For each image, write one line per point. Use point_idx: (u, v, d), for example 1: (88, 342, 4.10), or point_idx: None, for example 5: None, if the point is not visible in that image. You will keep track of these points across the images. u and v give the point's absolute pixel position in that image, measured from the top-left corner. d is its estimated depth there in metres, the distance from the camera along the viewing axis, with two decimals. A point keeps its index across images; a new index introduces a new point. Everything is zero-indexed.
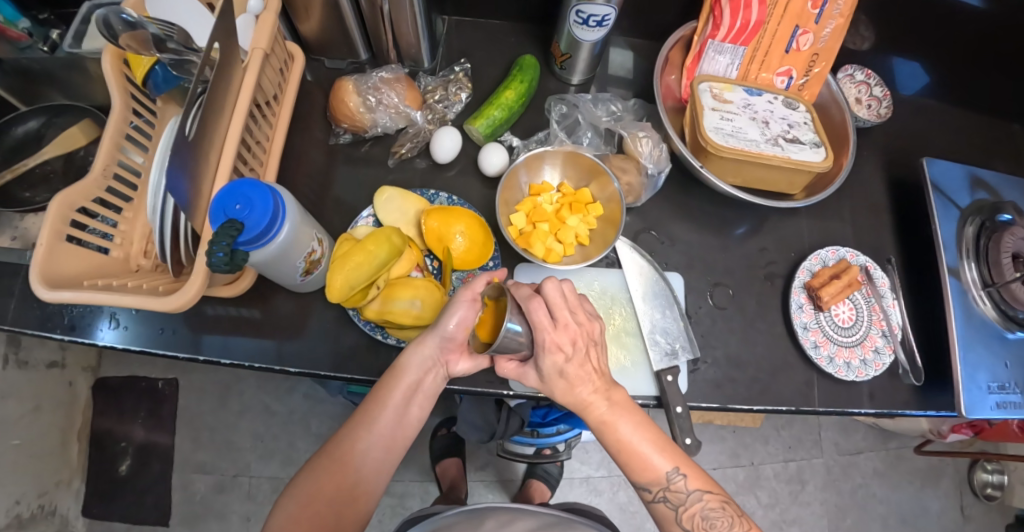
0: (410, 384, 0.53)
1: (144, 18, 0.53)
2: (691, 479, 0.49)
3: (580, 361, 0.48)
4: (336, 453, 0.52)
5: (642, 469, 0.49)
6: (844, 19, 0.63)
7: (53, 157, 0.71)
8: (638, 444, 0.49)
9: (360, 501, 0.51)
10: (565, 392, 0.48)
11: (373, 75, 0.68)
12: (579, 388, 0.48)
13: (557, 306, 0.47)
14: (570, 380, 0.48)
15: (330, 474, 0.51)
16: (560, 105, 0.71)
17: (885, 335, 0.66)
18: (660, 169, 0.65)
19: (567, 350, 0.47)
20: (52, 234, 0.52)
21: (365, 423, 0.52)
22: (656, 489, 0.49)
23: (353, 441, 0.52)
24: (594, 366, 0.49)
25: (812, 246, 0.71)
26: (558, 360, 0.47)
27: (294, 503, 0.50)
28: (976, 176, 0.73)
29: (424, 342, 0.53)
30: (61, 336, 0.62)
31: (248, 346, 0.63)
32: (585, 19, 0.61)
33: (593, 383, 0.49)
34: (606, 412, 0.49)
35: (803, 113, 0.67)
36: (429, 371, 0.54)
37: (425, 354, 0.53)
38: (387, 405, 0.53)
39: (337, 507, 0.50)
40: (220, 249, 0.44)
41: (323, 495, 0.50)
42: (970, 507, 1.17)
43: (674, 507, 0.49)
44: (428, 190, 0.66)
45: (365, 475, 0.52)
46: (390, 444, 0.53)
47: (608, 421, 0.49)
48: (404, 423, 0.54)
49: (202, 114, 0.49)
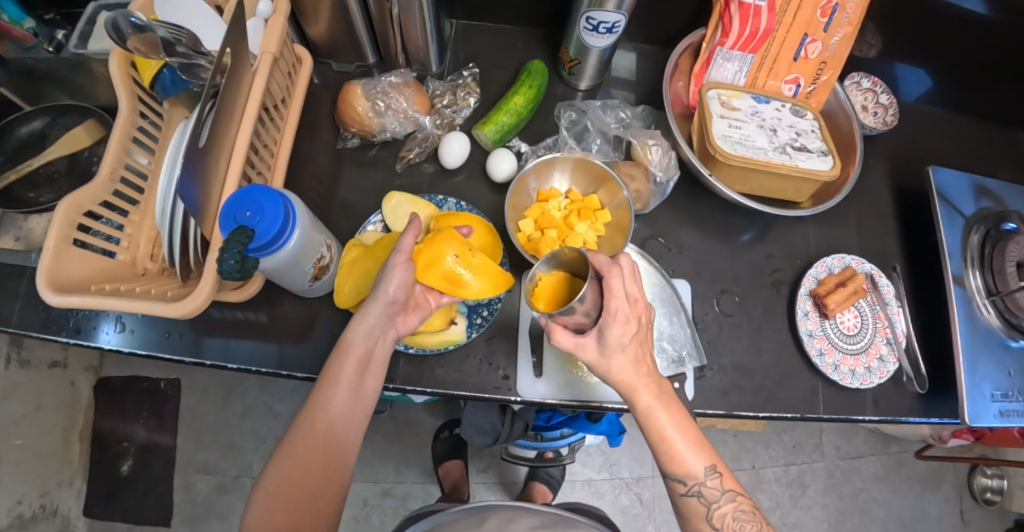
0: (361, 356, 0.50)
1: (153, 22, 0.53)
2: (725, 479, 0.48)
3: (637, 340, 0.48)
4: (297, 438, 0.49)
5: (679, 463, 0.48)
6: (852, 28, 0.63)
7: (58, 157, 0.71)
8: (677, 439, 0.48)
9: (336, 480, 0.49)
10: (621, 369, 0.48)
11: (381, 79, 0.68)
12: (633, 368, 0.48)
13: (630, 281, 0.49)
14: (628, 358, 0.48)
15: (295, 461, 0.48)
16: (569, 111, 0.71)
17: (890, 342, 0.67)
18: (668, 177, 0.66)
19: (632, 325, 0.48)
20: (59, 238, 0.52)
21: (322, 403, 0.49)
22: (690, 483, 0.49)
23: (314, 425, 0.49)
24: (644, 349, 0.49)
25: (818, 253, 0.71)
26: (627, 331, 0.47)
27: (267, 494, 0.47)
28: (982, 184, 0.74)
29: (368, 311, 0.50)
30: (66, 338, 0.62)
31: (254, 350, 0.63)
32: (595, 26, 0.61)
33: (644, 367, 0.49)
34: (653, 398, 0.48)
35: (811, 121, 0.67)
36: (379, 339, 0.52)
37: (371, 323, 0.51)
38: (341, 382, 0.50)
39: (313, 491, 0.48)
40: (231, 256, 0.45)
41: (296, 482, 0.47)
42: (970, 511, 1.18)
43: (705, 504, 0.49)
44: (436, 196, 0.66)
45: (335, 452, 0.50)
46: (353, 417, 0.50)
47: (653, 408, 0.48)
48: (363, 395, 0.51)
49: (213, 120, 0.48)
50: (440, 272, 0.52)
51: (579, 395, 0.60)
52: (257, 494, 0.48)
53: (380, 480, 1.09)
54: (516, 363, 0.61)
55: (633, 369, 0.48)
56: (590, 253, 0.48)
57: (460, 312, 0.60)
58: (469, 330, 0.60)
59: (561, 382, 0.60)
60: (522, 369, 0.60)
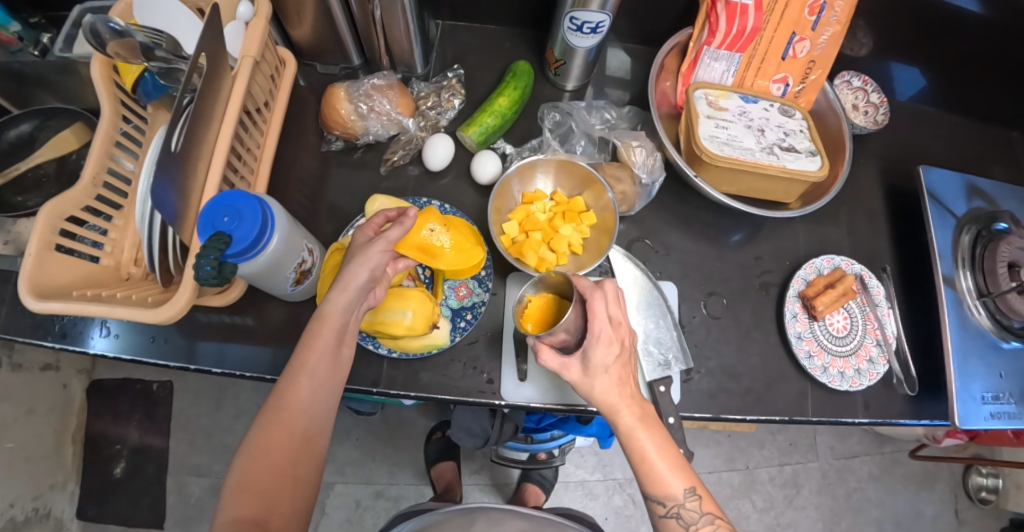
0: (340, 328, 0.49)
1: (131, 26, 0.54)
2: (704, 502, 0.48)
3: (620, 362, 0.50)
4: (278, 404, 0.47)
5: (659, 483, 0.48)
6: (841, 27, 0.63)
7: (46, 161, 0.69)
8: (659, 460, 0.48)
9: (314, 444, 0.48)
10: (605, 390, 0.48)
11: (365, 81, 0.67)
12: (615, 389, 0.49)
13: (613, 305, 0.51)
14: (611, 378, 0.49)
15: (277, 425, 0.46)
16: (553, 112, 0.71)
17: (880, 344, 0.66)
18: (654, 179, 0.65)
19: (614, 346, 0.50)
20: (41, 244, 0.51)
21: (302, 370, 0.48)
22: (670, 505, 0.48)
23: (294, 391, 0.47)
24: (626, 372, 0.51)
25: (808, 254, 0.71)
26: (609, 352, 0.49)
27: (247, 458, 0.46)
28: (974, 184, 0.73)
29: (347, 284, 0.49)
30: (52, 344, 0.62)
31: (239, 354, 0.63)
32: (579, 26, 0.60)
33: (627, 388, 0.50)
34: (635, 420, 0.49)
35: (799, 121, 0.66)
36: (355, 311, 0.51)
37: (350, 297, 0.49)
38: (321, 351, 0.48)
39: (294, 454, 0.47)
40: (208, 262, 0.44)
41: (278, 446, 0.46)
42: (964, 511, 1.18)
43: (683, 525, 0.48)
44: (420, 198, 0.66)
45: (315, 417, 0.48)
46: (331, 386, 0.49)
47: (634, 428, 0.48)
48: (340, 365, 0.50)
49: (188, 125, 0.48)
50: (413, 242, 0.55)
51: (562, 399, 0.60)
52: (237, 458, 0.46)
53: (372, 482, 1.09)
54: (501, 367, 0.60)
55: (617, 391, 0.49)
56: (574, 277, 0.52)
57: (444, 316, 0.60)
58: (453, 333, 0.60)
59: (544, 385, 0.60)
60: (506, 373, 0.60)
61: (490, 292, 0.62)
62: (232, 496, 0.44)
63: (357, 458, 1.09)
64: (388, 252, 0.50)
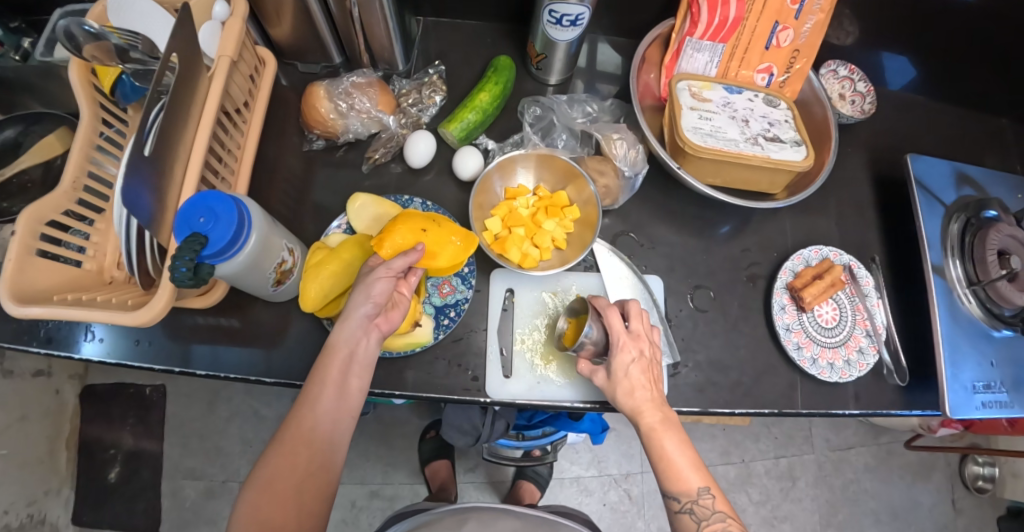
0: (343, 358, 0.49)
1: (106, 29, 0.54)
2: (718, 500, 0.48)
3: (643, 369, 0.53)
4: (284, 436, 0.48)
5: (676, 479, 0.49)
6: (824, 14, 0.62)
7: (31, 166, 0.67)
8: (677, 456, 0.49)
9: (319, 476, 0.48)
10: (626, 391, 0.52)
11: (345, 79, 0.67)
12: (639, 392, 0.52)
13: (635, 319, 0.55)
14: (633, 382, 0.52)
15: (283, 456, 0.47)
16: (534, 107, 0.70)
17: (870, 335, 0.66)
18: (637, 171, 0.65)
19: (633, 354, 0.53)
20: (21, 250, 0.51)
21: (308, 401, 0.48)
22: (684, 501, 0.48)
23: (300, 422, 0.48)
24: (653, 378, 0.53)
25: (796, 245, 0.70)
26: (626, 358, 0.52)
27: (253, 491, 0.46)
28: (963, 172, 0.72)
29: (350, 314, 0.49)
30: (38, 349, 0.61)
31: (221, 356, 0.62)
32: (558, 19, 0.59)
33: (649, 392, 0.52)
34: (657, 421, 0.51)
35: (784, 111, 0.65)
36: (361, 340, 0.50)
37: (352, 327, 0.49)
38: (325, 383, 0.49)
39: (299, 484, 0.46)
40: (183, 264, 0.44)
41: (283, 478, 0.46)
42: (961, 500, 1.17)
43: (697, 521, 0.48)
44: (402, 196, 0.65)
45: (321, 448, 0.48)
46: (338, 418, 0.49)
47: (657, 428, 0.50)
48: (347, 397, 0.49)
49: (161, 125, 0.47)
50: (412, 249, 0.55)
51: (550, 396, 0.60)
52: (245, 490, 0.46)
53: (367, 482, 1.09)
54: (485, 363, 0.60)
55: (639, 395, 0.52)
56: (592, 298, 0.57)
57: (427, 314, 0.59)
58: (436, 332, 0.59)
59: (531, 384, 0.61)
60: (491, 368, 0.60)
61: (473, 289, 0.62)
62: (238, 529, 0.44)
63: (351, 458, 1.09)
64: (390, 277, 0.50)
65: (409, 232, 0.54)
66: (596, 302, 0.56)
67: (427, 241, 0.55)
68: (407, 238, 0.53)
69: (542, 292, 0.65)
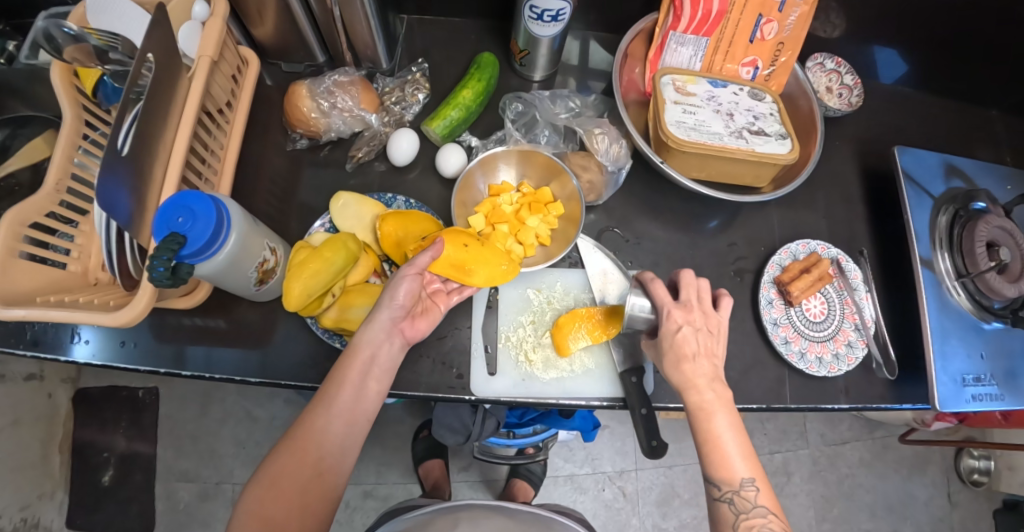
0: (364, 359, 0.50)
1: (85, 30, 0.53)
2: (762, 494, 0.47)
3: (694, 340, 0.52)
4: (296, 434, 0.47)
5: (722, 466, 0.48)
6: (809, 7, 0.61)
7: (19, 169, 0.65)
8: (726, 441, 0.49)
9: (326, 477, 0.47)
10: (681, 365, 0.51)
11: (327, 78, 0.66)
12: (688, 365, 0.51)
13: (685, 289, 0.54)
14: (682, 351, 0.51)
15: (293, 453, 0.46)
16: (517, 103, 0.70)
17: (858, 329, 0.65)
18: (620, 166, 0.65)
19: (682, 325, 0.52)
20: (4, 251, 0.50)
21: (324, 402, 0.48)
22: (726, 489, 0.48)
23: (312, 421, 0.48)
24: (708, 350, 0.52)
25: (783, 240, 0.70)
26: (675, 328, 0.52)
27: (260, 488, 0.45)
28: (951, 164, 0.72)
29: (376, 317, 0.51)
30: (24, 351, 0.60)
31: (207, 357, 0.62)
32: (539, 14, 0.59)
33: (706, 366, 0.51)
34: (710, 398, 0.50)
35: (769, 104, 0.65)
36: (383, 343, 0.51)
37: (377, 329, 0.51)
38: (344, 384, 0.49)
39: (304, 483, 0.46)
40: (161, 263, 0.43)
41: (291, 475, 0.46)
42: (957, 493, 1.17)
43: (735, 513, 0.47)
44: (385, 194, 0.65)
45: (331, 450, 0.48)
46: (352, 420, 0.49)
47: (708, 408, 0.50)
48: (364, 398, 0.49)
49: (136, 127, 0.47)
50: (447, 261, 0.56)
51: (536, 392, 0.60)
52: (249, 487, 0.46)
53: (361, 482, 1.09)
54: (470, 361, 0.60)
55: (694, 369, 0.51)
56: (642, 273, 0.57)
57: None
58: None
59: (515, 380, 0.61)
60: (475, 366, 0.60)
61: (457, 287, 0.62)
62: (242, 524, 0.44)
63: None
64: (418, 279, 0.53)
65: (450, 242, 0.57)
66: (642, 276, 0.56)
67: (467, 257, 0.57)
68: (450, 248, 0.56)
69: (526, 288, 0.65)
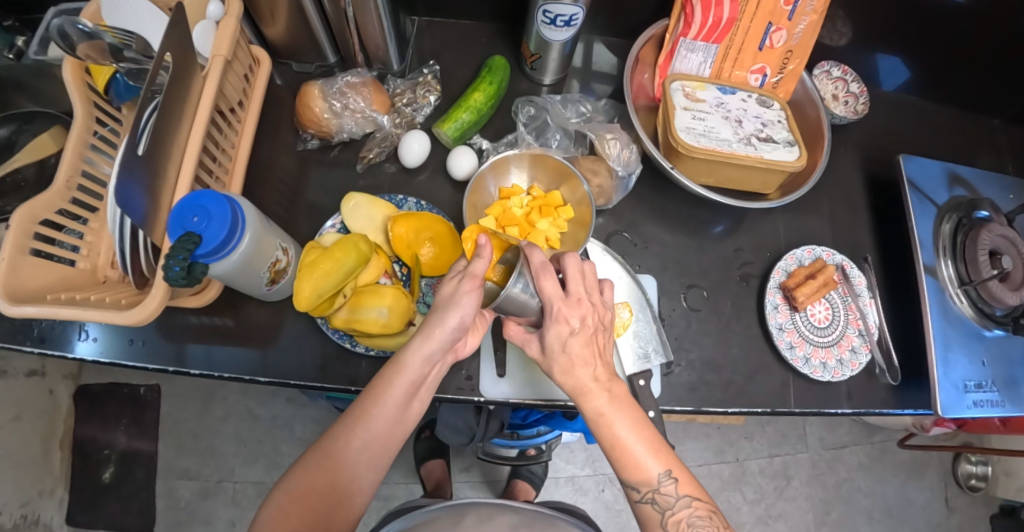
0: (414, 380, 0.49)
1: (100, 28, 0.53)
2: (681, 485, 0.46)
3: (584, 342, 0.47)
4: (330, 448, 0.47)
5: (635, 469, 0.47)
6: (818, 15, 0.62)
7: (25, 165, 0.65)
8: (633, 444, 0.46)
9: (352, 499, 0.47)
10: (572, 371, 0.47)
11: (339, 79, 0.67)
12: (580, 369, 0.47)
13: (573, 280, 0.49)
14: (571, 358, 0.47)
15: (322, 470, 0.47)
16: (528, 107, 0.71)
17: (862, 334, 0.66)
18: (630, 171, 0.67)
19: (572, 325, 0.47)
20: (14, 249, 0.50)
21: (364, 419, 0.48)
22: (645, 490, 0.47)
23: (348, 441, 0.47)
24: (599, 350, 0.49)
25: (788, 245, 0.71)
26: (562, 331, 0.47)
27: (285, 496, 0.46)
28: (954, 172, 0.73)
29: (432, 335, 0.48)
30: (31, 348, 0.60)
31: (214, 356, 0.62)
32: (552, 19, 0.59)
33: (592, 368, 0.47)
34: (604, 405, 0.47)
35: (777, 112, 0.66)
36: (432, 365, 0.50)
37: (432, 349, 0.49)
38: (388, 404, 0.48)
39: (329, 504, 0.46)
40: (176, 263, 0.43)
41: (317, 493, 0.46)
42: (954, 498, 1.18)
43: (660, 511, 0.47)
44: (397, 196, 0.65)
45: (362, 473, 0.48)
46: (389, 439, 0.49)
47: (605, 414, 0.47)
48: (406, 417, 0.50)
49: (154, 126, 0.47)
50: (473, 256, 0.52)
51: (545, 393, 0.60)
52: (273, 494, 0.47)
53: None
54: (478, 362, 0.61)
55: (583, 374, 0.47)
56: (528, 251, 0.47)
57: (422, 313, 0.62)
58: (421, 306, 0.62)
59: (526, 381, 0.61)
60: (485, 368, 0.61)
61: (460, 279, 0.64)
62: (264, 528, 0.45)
63: None
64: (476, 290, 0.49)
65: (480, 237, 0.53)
66: (532, 259, 0.47)
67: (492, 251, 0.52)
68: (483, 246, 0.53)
69: None
